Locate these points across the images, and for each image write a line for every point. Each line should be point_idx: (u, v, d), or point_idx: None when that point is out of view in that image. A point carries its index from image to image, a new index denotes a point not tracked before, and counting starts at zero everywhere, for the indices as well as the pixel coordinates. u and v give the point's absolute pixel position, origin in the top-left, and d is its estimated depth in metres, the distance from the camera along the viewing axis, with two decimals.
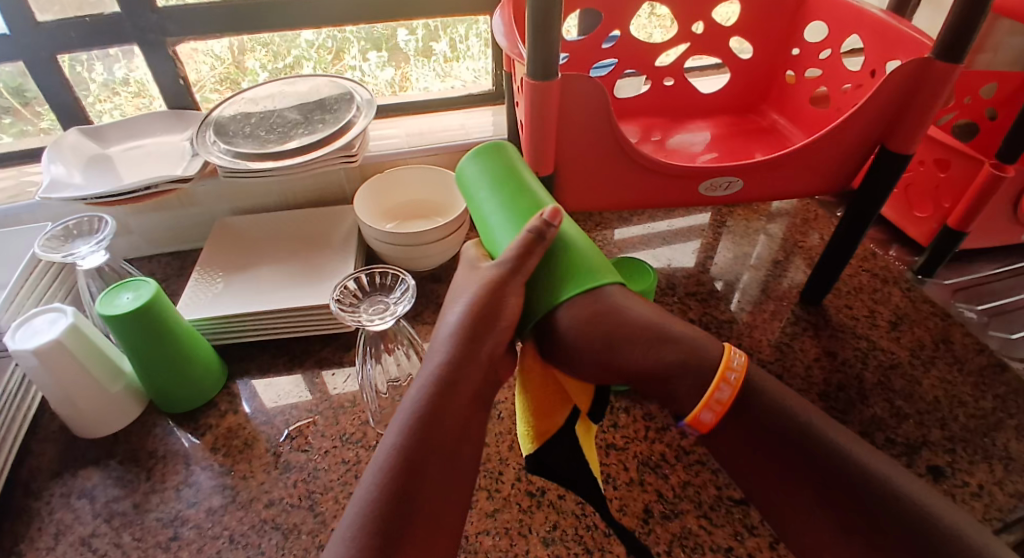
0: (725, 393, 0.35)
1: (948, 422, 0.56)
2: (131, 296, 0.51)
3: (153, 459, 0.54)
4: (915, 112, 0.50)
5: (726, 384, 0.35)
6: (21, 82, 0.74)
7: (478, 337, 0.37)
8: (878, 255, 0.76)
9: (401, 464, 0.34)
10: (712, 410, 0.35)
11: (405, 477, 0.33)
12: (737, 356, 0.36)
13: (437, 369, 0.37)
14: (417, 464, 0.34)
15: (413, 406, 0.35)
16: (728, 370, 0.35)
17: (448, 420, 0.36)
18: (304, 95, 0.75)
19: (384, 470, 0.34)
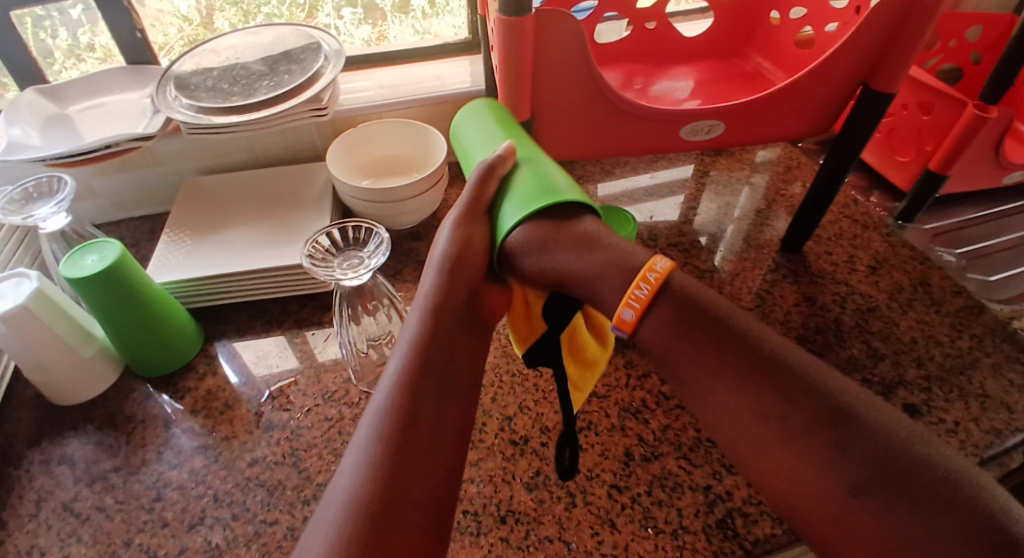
0: (644, 291, 0.40)
1: (924, 361, 0.57)
2: (96, 258, 0.49)
3: (132, 424, 0.54)
4: (900, 49, 0.49)
5: (646, 283, 0.40)
6: None
7: (461, 272, 0.44)
8: (859, 202, 0.75)
9: (406, 381, 0.39)
10: (632, 306, 0.40)
11: (411, 392, 0.38)
12: (661, 262, 0.41)
13: (426, 303, 0.43)
14: (420, 382, 0.39)
15: (411, 335, 0.41)
16: (649, 272, 0.40)
17: (442, 344, 0.41)
18: (269, 45, 0.71)
19: (392, 389, 0.39)
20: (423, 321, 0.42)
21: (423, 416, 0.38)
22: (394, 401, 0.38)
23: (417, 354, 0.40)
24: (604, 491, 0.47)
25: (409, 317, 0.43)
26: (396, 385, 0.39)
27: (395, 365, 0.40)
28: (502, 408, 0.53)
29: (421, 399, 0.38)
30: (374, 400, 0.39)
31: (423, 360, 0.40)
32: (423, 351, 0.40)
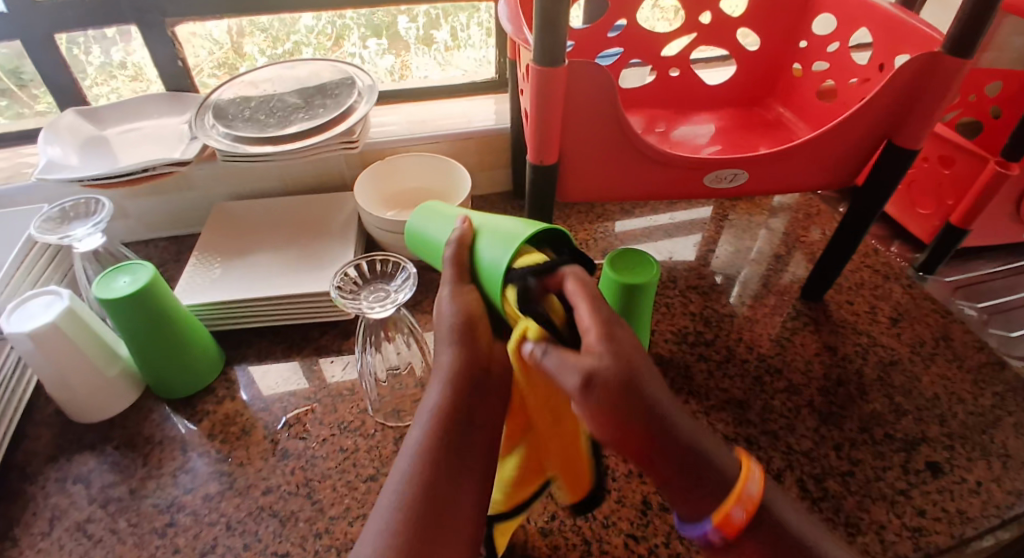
0: (752, 490, 0.33)
1: (947, 418, 0.56)
2: (128, 279, 0.51)
3: (149, 445, 0.54)
4: (923, 108, 0.50)
5: (753, 481, 0.34)
6: (18, 64, 0.73)
7: (478, 346, 0.40)
8: (880, 252, 0.76)
9: (432, 448, 0.36)
10: (741, 508, 0.33)
11: (438, 460, 0.36)
12: (755, 475, 0.34)
13: (443, 381, 0.39)
14: (447, 448, 0.36)
15: (440, 392, 0.38)
16: (750, 479, 0.34)
17: (469, 405, 0.38)
18: (305, 79, 0.74)
19: (419, 455, 0.36)
20: (441, 400, 0.38)
21: (446, 493, 0.35)
22: (418, 477, 0.35)
23: (437, 435, 0.37)
24: (621, 540, 0.46)
25: (433, 374, 0.40)
26: (420, 453, 0.36)
27: (417, 431, 0.37)
28: None
29: (452, 472, 0.36)
30: (396, 471, 0.36)
31: (450, 426, 0.37)
32: (449, 418, 0.37)
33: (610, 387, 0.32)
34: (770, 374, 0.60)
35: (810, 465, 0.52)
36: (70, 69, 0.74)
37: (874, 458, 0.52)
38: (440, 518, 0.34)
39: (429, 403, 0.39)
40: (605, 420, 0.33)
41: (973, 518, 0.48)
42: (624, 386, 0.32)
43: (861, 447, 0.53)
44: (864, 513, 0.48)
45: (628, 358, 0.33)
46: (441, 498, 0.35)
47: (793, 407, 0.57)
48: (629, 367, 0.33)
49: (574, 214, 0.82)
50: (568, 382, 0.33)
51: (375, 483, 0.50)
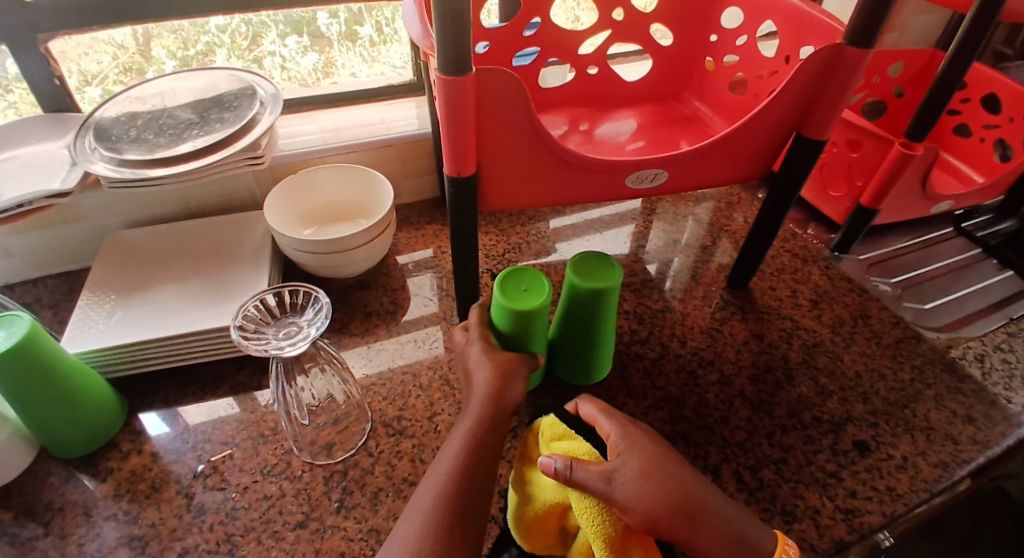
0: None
1: (870, 396, 0.58)
2: (1, 335, 0.45)
3: (48, 513, 0.48)
4: (828, 98, 0.51)
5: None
6: None
7: (506, 409, 0.45)
8: (798, 236, 0.78)
9: (462, 468, 0.40)
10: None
11: (466, 481, 0.39)
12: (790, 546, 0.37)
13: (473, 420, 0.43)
14: (476, 465, 0.40)
15: (468, 427, 0.43)
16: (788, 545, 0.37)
17: (494, 436, 0.43)
18: (200, 90, 0.68)
19: (449, 475, 0.39)
20: (469, 433, 0.42)
21: (471, 501, 0.38)
22: (451, 485, 0.39)
23: (466, 459, 0.40)
24: None
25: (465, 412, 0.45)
26: (453, 467, 0.40)
27: (452, 449, 0.41)
28: None
29: (478, 486, 0.40)
30: (430, 480, 0.39)
31: (480, 449, 0.41)
32: (480, 441, 0.42)
33: (633, 481, 0.36)
34: (702, 367, 0.61)
35: (745, 456, 0.53)
36: None
37: (805, 443, 0.54)
38: (466, 522, 0.37)
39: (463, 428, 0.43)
40: (648, 497, 0.35)
41: (902, 494, 0.50)
42: (649, 476, 0.36)
43: (792, 432, 0.55)
44: (799, 500, 0.50)
45: (647, 453, 0.38)
46: (467, 507, 0.38)
47: (727, 399, 0.57)
48: (652, 462, 0.37)
49: (504, 217, 0.80)
50: (597, 487, 0.36)
51: (304, 529, 0.47)
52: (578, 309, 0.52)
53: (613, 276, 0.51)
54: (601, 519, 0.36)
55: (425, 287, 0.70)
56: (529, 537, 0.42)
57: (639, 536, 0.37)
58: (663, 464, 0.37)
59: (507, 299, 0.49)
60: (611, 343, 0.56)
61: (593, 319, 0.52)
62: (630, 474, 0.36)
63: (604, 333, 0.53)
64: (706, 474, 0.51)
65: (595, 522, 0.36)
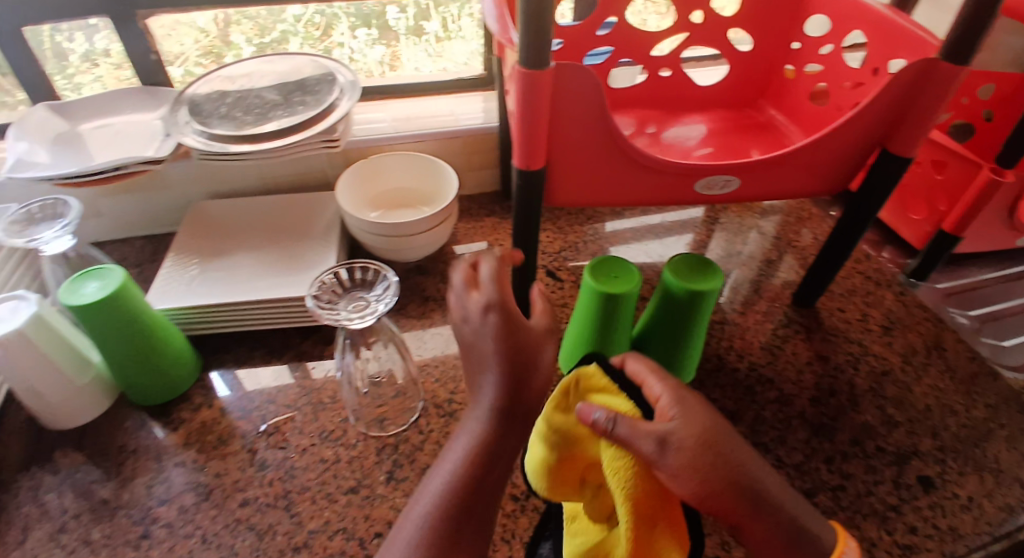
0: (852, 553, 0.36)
1: (939, 430, 0.56)
2: (97, 285, 0.49)
3: (123, 454, 0.53)
4: (917, 114, 0.49)
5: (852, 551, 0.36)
6: None
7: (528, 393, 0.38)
8: (871, 257, 0.76)
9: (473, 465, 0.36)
10: None
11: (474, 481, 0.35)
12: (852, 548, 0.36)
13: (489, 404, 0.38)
14: (487, 466, 0.36)
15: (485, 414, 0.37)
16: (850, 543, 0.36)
17: (512, 426, 0.37)
18: (284, 74, 0.71)
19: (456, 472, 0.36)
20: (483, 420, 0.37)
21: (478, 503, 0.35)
22: (457, 490, 0.35)
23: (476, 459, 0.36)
24: None
25: (475, 400, 0.39)
26: (460, 468, 0.36)
27: (464, 444, 0.37)
28: None
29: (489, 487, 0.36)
30: (436, 479, 0.36)
31: (492, 445, 0.37)
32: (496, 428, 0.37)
33: (689, 450, 0.33)
34: (761, 384, 0.59)
35: (799, 479, 0.51)
36: (39, 65, 0.70)
37: (866, 472, 0.52)
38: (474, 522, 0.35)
39: (477, 417, 0.38)
40: (699, 471, 0.33)
41: (964, 535, 0.48)
42: (704, 448, 0.33)
43: (853, 460, 0.53)
44: (855, 529, 0.48)
45: (703, 421, 0.35)
46: (474, 511, 0.35)
47: (784, 418, 0.56)
48: (708, 431, 0.34)
49: (563, 215, 0.81)
50: (645, 449, 0.34)
51: (356, 495, 0.49)
52: (669, 309, 0.52)
53: (714, 280, 0.50)
54: (633, 481, 0.35)
55: None
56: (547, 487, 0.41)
57: (668, 508, 0.36)
58: (719, 435, 0.34)
59: (597, 283, 0.51)
60: (697, 349, 0.55)
61: (682, 320, 0.52)
62: (684, 441, 0.33)
63: (692, 337, 0.53)
64: None
65: (626, 483, 0.35)
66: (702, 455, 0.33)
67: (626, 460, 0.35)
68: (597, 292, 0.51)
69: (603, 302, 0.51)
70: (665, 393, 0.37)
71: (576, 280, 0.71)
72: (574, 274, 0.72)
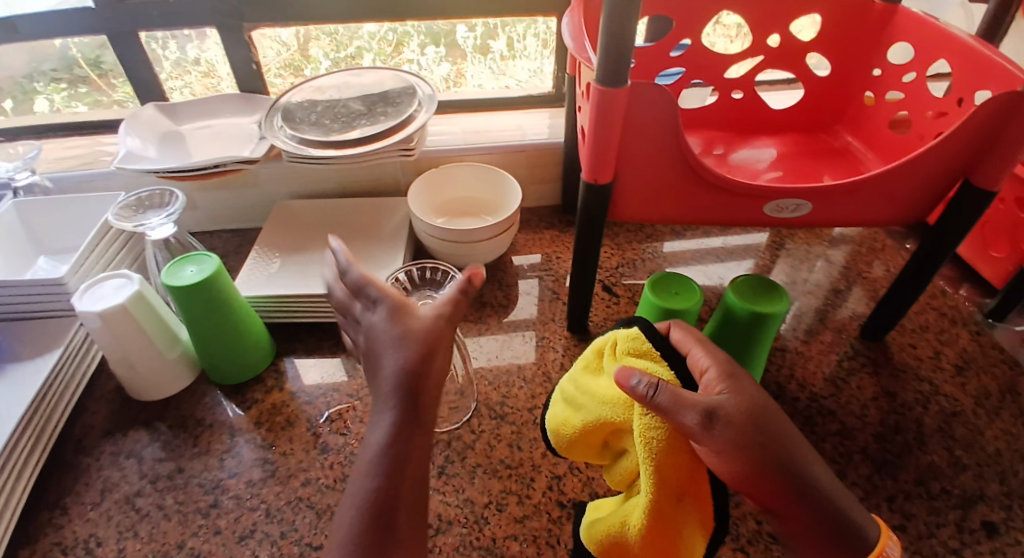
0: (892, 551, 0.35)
1: (1008, 476, 0.52)
2: (195, 269, 0.54)
3: (200, 427, 0.57)
4: (1004, 147, 0.47)
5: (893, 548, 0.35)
6: (98, 54, 0.78)
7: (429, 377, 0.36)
8: (948, 294, 0.72)
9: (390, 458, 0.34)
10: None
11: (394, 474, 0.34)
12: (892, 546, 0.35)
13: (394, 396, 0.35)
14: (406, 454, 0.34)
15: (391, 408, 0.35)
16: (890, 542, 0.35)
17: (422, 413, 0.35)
18: (369, 86, 0.76)
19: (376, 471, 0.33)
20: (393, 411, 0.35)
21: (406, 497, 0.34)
22: (381, 487, 0.33)
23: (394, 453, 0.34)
24: None
25: (377, 384, 0.36)
26: (379, 464, 0.34)
27: (376, 437, 0.34)
28: (552, 465, 0.53)
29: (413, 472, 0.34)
30: (355, 480, 0.34)
31: (407, 428, 0.34)
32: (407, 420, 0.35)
33: (735, 425, 0.34)
34: (822, 415, 0.57)
35: None
36: (150, 66, 0.78)
37: (929, 513, 0.49)
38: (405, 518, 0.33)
39: (383, 404, 0.35)
40: (741, 447, 0.33)
41: None
42: (749, 423, 0.34)
43: (916, 500, 0.50)
44: None
45: (750, 398, 0.35)
46: (400, 502, 0.33)
47: (845, 453, 0.54)
48: (755, 408, 0.35)
49: (623, 232, 0.81)
50: (688, 420, 0.33)
51: None
52: (730, 329, 0.51)
53: (780, 304, 0.50)
54: (661, 452, 0.35)
55: (536, 287, 0.73)
56: (572, 444, 0.43)
57: (696, 488, 0.35)
58: (764, 413, 0.35)
59: (655, 298, 0.51)
60: (758, 373, 0.54)
61: (742, 342, 0.51)
62: (731, 415, 0.34)
63: (752, 361, 0.53)
64: None
65: (650, 453, 0.36)
66: (746, 430, 0.34)
67: (655, 430, 0.35)
68: (655, 305, 0.51)
69: (661, 315, 0.51)
70: (712, 366, 0.37)
71: (631, 297, 0.71)
72: (630, 290, 0.72)
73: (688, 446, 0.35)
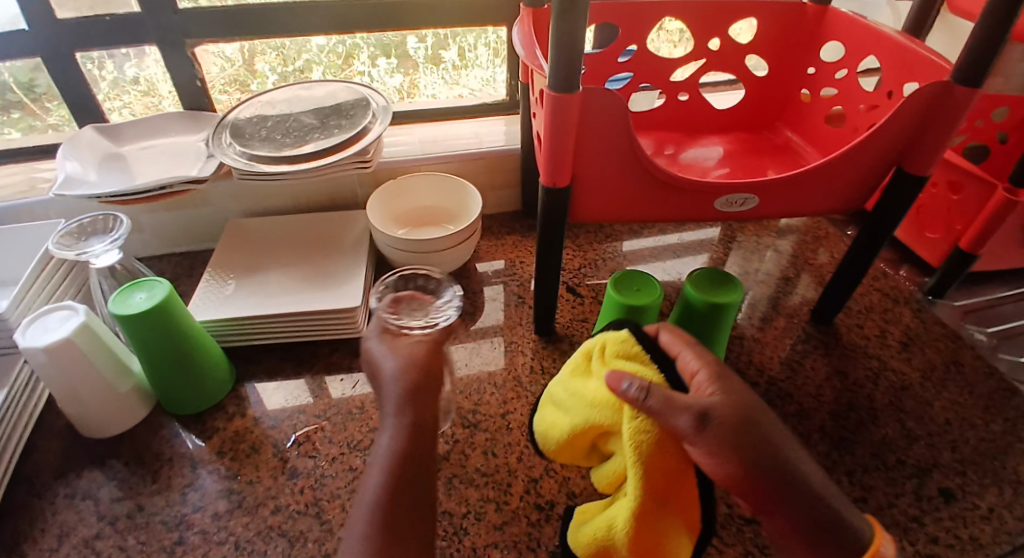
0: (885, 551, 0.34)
1: (959, 444, 0.55)
2: (145, 295, 0.51)
3: (159, 462, 0.54)
4: (932, 137, 0.51)
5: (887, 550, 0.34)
6: (31, 76, 0.74)
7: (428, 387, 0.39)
8: (888, 275, 0.76)
9: (402, 455, 0.35)
10: None
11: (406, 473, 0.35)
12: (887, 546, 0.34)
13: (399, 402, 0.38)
14: (415, 456, 0.36)
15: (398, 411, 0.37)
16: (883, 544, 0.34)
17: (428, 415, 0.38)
18: (321, 99, 0.75)
19: (387, 469, 0.35)
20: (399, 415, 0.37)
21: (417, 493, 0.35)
22: (391, 483, 0.34)
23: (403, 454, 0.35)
24: None
25: (382, 397, 0.38)
26: (391, 465, 0.35)
27: (384, 442, 0.36)
28: (528, 469, 0.53)
29: (423, 469, 0.36)
30: (367, 485, 0.35)
31: (417, 432, 0.37)
32: (416, 423, 0.37)
33: (727, 427, 0.34)
34: (781, 397, 0.60)
35: None
36: (89, 86, 0.74)
37: (886, 484, 0.52)
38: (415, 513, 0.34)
39: (390, 413, 0.37)
40: (732, 448, 0.34)
41: (986, 545, 0.47)
42: (740, 428, 0.34)
43: (873, 472, 0.53)
44: None
45: (741, 401, 0.36)
46: (412, 497, 0.35)
47: (804, 432, 0.56)
48: (746, 409, 0.35)
49: (582, 234, 0.82)
50: (681, 423, 0.34)
51: None
52: (693, 321, 0.52)
53: (734, 293, 0.51)
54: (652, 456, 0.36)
55: (501, 293, 0.73)
56: (561, 448, 0.43)
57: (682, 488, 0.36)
58: (753, 416, 0.35)
59: (618, 295, 0.52)
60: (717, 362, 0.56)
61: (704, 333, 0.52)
62: (723, 419, 0.34)
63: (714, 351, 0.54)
64: None
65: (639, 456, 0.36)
66: (736, 431, 0.34)
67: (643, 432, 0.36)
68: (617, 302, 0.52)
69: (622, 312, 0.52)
70: (703, 367, 0.38)
71: (595, 296, 0.72)
72: (594, 290, 0.73)
73: (676, 445, 0.36)
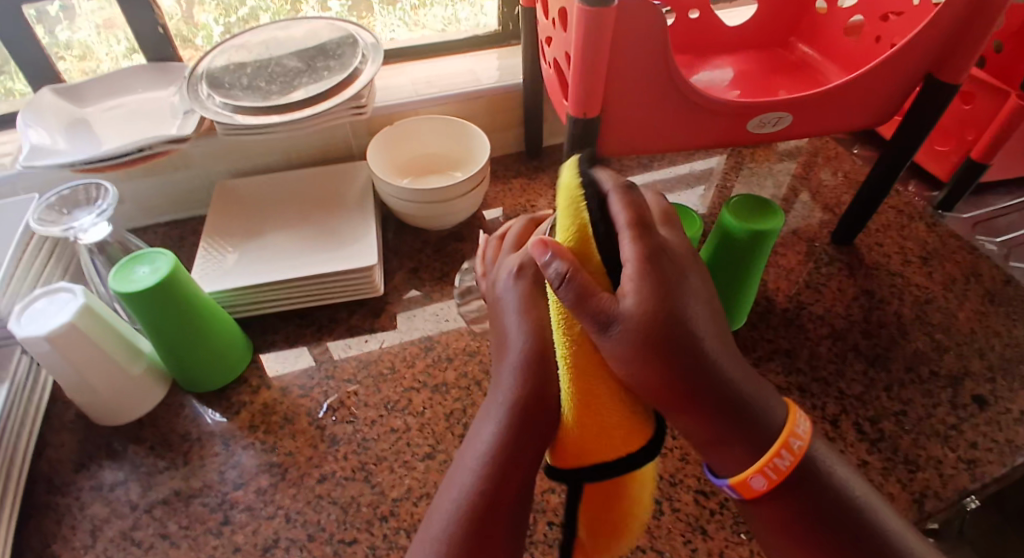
0: (785, 462, 0.32)
1: (986, 351, 0.57)
2: (148, 270, 0.47)
3: (187, 443, 0.51)
4: (968, 42, 0.49)
5: (788, 452, 0.32)
6: None
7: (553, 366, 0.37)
8: (899, 193, 0.76)
9: (501, 455, 0.35)
10: (765, 476, 0.32)
11: (500, 478, 0.34)
12: (801, 423, 0.33)
13: (511, 397, 0.36)
14: (508, 465, 0.35)
15: (507, 401, 0.36)
16: (794, 437, 0.32)
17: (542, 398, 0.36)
18: (302, 40, 0.68)
19: (485, 463, 0.35)
20: (508, 409, 0.36)
21: (509, 497, 0.34)
22: (483, 486, 0.34)
23: (500, 454, 0.35)
24: (691, 497, 0.46)
25: (495, 392, 0.38)
26: (486, 464, 0.35)
27: (486, 435, 0.36)
28: None
29: (520, 474, 0.35)
30: (457, 479, 0.35)
31: (524, 431, 0.35)
32: (523, 415, 0.35)
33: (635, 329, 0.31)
34: (812, 321, 0.60)
35: (864, 408, 0.52)
36: (40, 43, 0.65)
37: (923, 396, 0.53)
38: (495, 518, 0.34)
39: (500, 403, 0.36)
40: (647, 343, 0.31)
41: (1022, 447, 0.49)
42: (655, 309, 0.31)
43: (909, 386, 0.54)
44: (920, 451, 0.49)
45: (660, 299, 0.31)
46: (499, 502, 0.34)
47: (840, 353, 0.57)
48: (660, 317, 0.31)
49: None
50: (623, 249, 0.33)
51: (433, 460, 0.49)
52: (735, 251, 0.51)
53: (774, 220, 0.50)
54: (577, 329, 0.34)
55: None
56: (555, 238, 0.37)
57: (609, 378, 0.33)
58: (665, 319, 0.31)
59: None
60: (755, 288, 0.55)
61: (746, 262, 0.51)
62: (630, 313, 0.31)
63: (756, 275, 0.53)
64: (825, 425, 0.51)
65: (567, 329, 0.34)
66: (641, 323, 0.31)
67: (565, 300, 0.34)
68: None
69: None
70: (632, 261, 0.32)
71: None
72: None
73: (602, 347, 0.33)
